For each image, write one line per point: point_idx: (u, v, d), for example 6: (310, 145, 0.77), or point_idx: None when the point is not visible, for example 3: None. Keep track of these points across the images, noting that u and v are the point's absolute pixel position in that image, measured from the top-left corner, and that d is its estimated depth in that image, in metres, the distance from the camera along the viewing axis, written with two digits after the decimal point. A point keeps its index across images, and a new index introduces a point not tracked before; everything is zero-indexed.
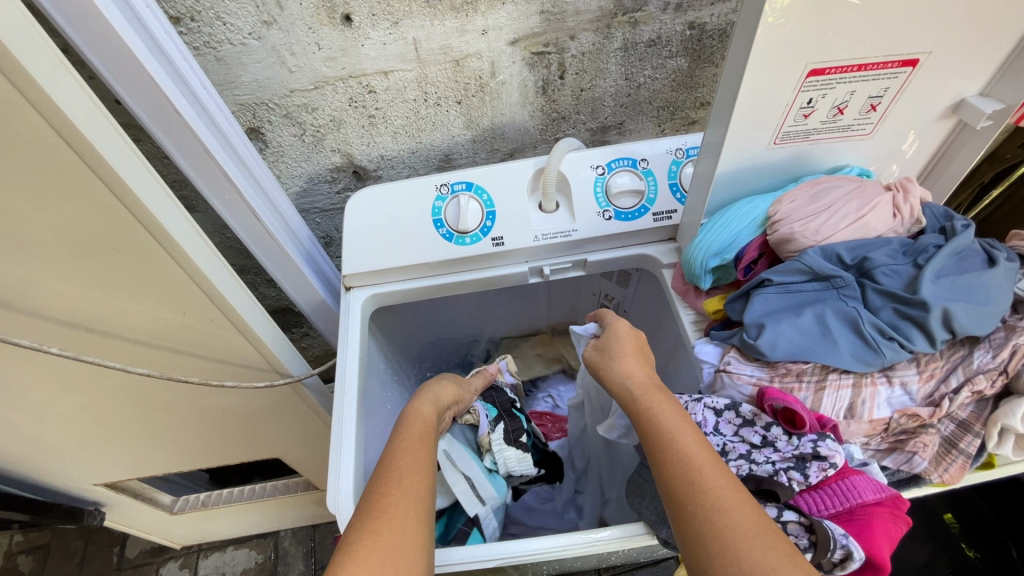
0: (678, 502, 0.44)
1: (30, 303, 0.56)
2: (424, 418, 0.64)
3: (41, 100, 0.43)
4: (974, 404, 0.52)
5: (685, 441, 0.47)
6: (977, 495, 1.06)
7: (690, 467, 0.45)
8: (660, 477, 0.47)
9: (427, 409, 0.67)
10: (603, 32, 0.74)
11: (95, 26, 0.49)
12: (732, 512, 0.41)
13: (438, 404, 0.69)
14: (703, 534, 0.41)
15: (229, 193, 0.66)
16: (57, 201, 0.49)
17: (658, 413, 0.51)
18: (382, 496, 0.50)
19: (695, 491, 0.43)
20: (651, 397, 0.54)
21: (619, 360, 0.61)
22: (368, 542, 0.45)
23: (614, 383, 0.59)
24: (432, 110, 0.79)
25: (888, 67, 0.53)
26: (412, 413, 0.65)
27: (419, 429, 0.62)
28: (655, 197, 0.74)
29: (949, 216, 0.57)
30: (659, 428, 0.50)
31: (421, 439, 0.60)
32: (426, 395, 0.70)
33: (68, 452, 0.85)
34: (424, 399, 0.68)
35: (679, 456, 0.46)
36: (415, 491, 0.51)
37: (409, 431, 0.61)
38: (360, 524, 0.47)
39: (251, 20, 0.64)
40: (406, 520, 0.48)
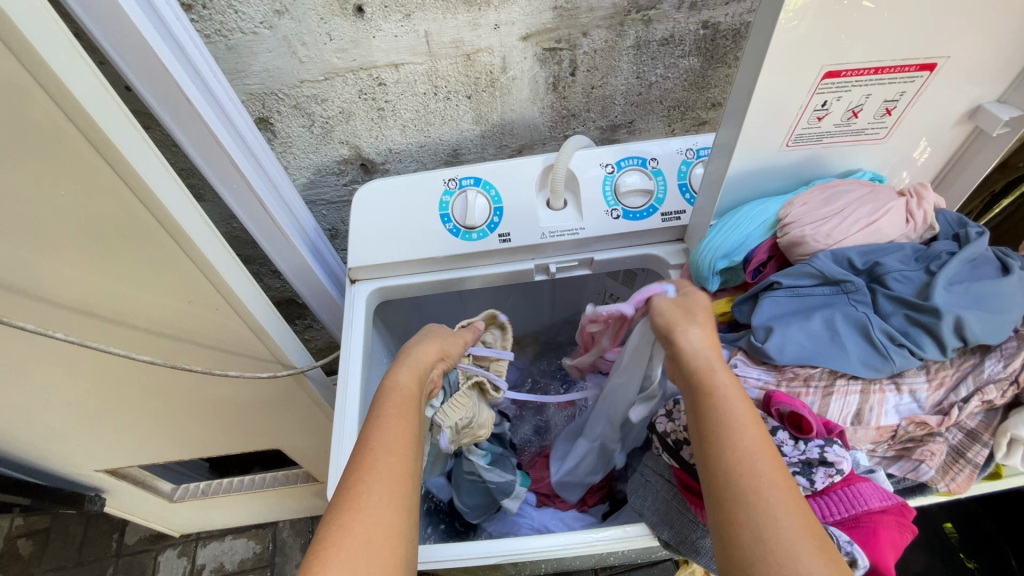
0: (732, 491, 0.41)
1: (37, 288, 0.56)
2: (402, 389, 0.57)
3: (53, 86, 0.43)
4: (983, 413, 0.52)
5: (749, 426, 0.44)
6: (979, 505, 1.05)
7: (755, 457, 0.42)
8: (714, 457, 0.43)
9: (407, 379, 0.59)
10: (616, 29, 0.74)
11: (109, 13, 0.49)
12: (795, 514, 0.39)
13: (418, 370, 0.61)
14: (756, 530, 0.39)
15: (237, 182, 0.66)
16: (66, 185, 0.49)
17: (721, 389, 0.47)
18: (356, 482, 0.48)
19: (756, 484, 0.41)
20: (717, 371, 0.49)
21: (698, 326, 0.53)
22: (336, 539, 0.44)
23: (688, 349, 0.52)
24: (441, 104, 0.79)
25: (905, 71, 0.52)
26: (392, 383, 0.58)
27: (397, 402, 0.56)
28: (664, 196, 0.73)
29: (963, 223, 0.57)
30: (721, 405, 0.46)
31: (402, 413, 0.55)
32: (406, 360, 0.61)
33: (70, 437, 0.85)
34: (400, 365, 0.60)
35: (742, 442, 0.43)
36: (395, 478, 0.49)
37: (389, 406, 0.55)
38: (331, 517, 0.46)
39: (263, 9, 0.63)
40: (378, 509, 0.47)
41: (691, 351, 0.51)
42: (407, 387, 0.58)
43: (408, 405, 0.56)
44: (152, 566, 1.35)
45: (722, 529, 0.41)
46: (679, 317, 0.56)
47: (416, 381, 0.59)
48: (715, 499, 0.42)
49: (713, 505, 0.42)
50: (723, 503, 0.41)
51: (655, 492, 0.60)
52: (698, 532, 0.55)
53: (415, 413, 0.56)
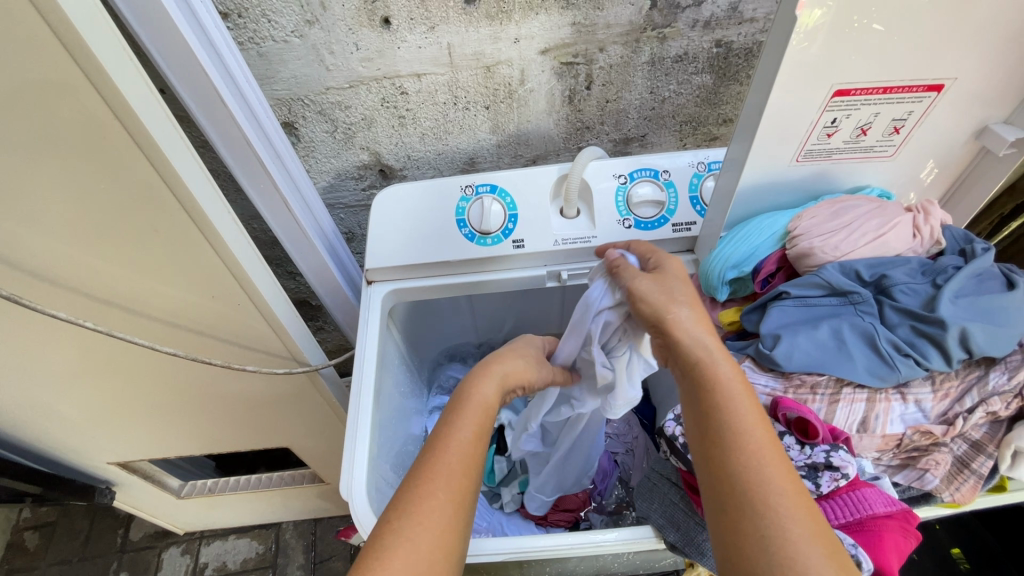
0: (741, 498, 0.42)
1: (71, 279, 0.59)
2: (488, 405, 0.58)
3: (104, 87, 0.46)
4: (988, 425, 0.52)
5: (756, 427, 0.45)
6: (980, 521, 1.10)
7: (761, 461, 0.43)
8: (721, 461, 0.44)
9: (487, 393, 0.59)
10: (631, 45, 0.76)
11: (158, 20, 0.52)
12: (806, 522, 0.40)
13: (501, 384, 0.61)
14: (762, 534, 0.40)
15: (264, 182, 0.69)
16: (106, 180, 0.52)
17: (727, 386, 0.47)
18: (426, 495, 0.49)
19: (764, 490, 0.42)
20: (721, 363, 0.49)
21: (690, 309, 0.53)
22: (401, 554, 0.45)
23: (682, 334, 0.51)
24: (460, 114, 0.81)
25: (912, 91, 0.54)
26: (477, 397, 0.58)
27: (480, 415, 0.57)
28: (675, 208, 0.75)
29: (969, 239, 0.58)
30: (727, 405, 0.46)
31: (482, 431, 0.56)
32: (488, 373, 0.61)
33: (86, 428, 0.87)
34: (489, 378, 0.61)
35: (749, 446, 0.44)
36: (462, 501, 0.50)
37: (468, 421, 0.55)
38: (400, 530, 0.46)
39: (295, 19, 0.66)
40: (440, 531, 0.47)
41: (685, 339, 0.51)
42: (489, 402, 0.58)
43: (486, 423, 0.57)
44: (155, 563, 1.36)
45: (727, 535, 0.42)
46: (665, 297, 0.54)
47: (497, 397, 0.59)
48: (720, 502, 0.43)
49: (718, 510, 0.43)
50: (730, 507, 0.42)
51: (663, 496, 0.61)
52: (705, 534, 0.56)
53: (491, 432, 0.57)
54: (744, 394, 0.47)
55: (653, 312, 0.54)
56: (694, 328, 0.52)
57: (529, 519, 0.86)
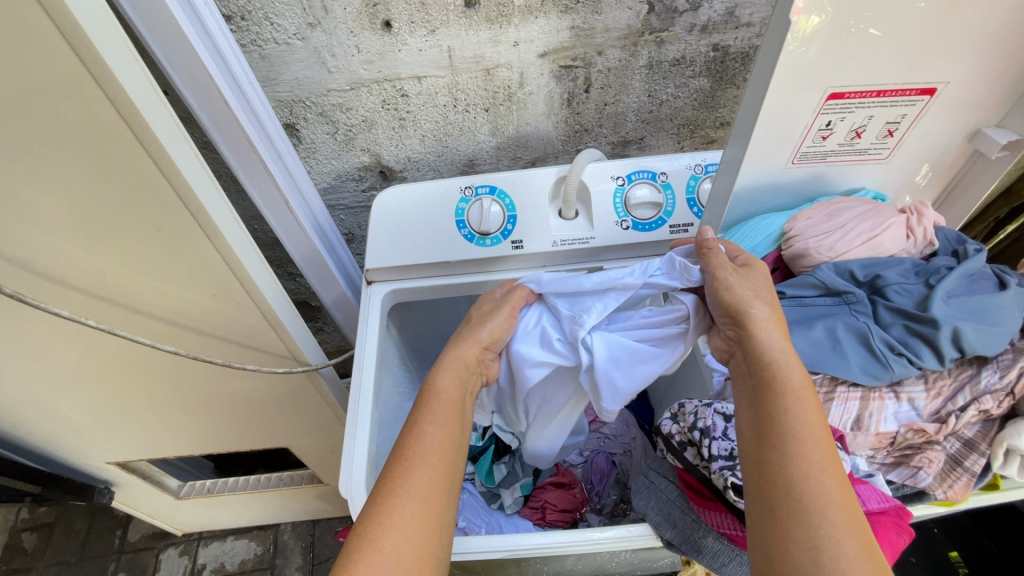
0: (793, 506, 0.43)
1: (74, 278, 0.60)
2: (444, 397, 0.59)
3: (111, 89, 0.47)
4: (980, 424, 0.53)
5: (819, 440, 0.45)
6: (971, 520, 1.12)
7: (820, 474, 0.44)
8: (777, 466, 0.45)
9: (448, 386, 0.60)
10: (629, 48, 0.77)
11: (163, 22, 0.53)
12: (858, 540, 0.41)
13: (460, 374, 0.62)
14: (811, 541, 0.41)
15: (266, 183, 0.70)
16: (111, 180, 0.52)
17: (796, 394, 0.47)
18: (388, 494, 0.50)
19: (818, 503, 0.42)
20: (793, 371, 0.49)
21: (767, 306, 0.53)
22: (366, 553, 0.47)
23: (759, 333, 0.51)
24: (460, 116, 0.82)
25: (906, 94, 0.55)
26: (435, 391, 0.60)
27: (438, 409, 0.58)
28: (672, 209, 0.76)
29: (961, 240, 0.59)
30: (792, 413, 0.46)
31: (443, 424, 0.57)
32: (445, 364, 0.62)
33: (86, 427, 0.88)
34: (441, 369, 0.62)
35: (809, 456, 0.44)
36: (430, 494, 0.51)
37: (430, 416, 0.57)
38: (362, 530, 0.48)
39: (297, 22, 0.67)
40: (409, 526, 0.49)
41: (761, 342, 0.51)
42: (449, 394, 0.60)
43: (449, 416, 0.58)
44: (153, 563, 1.36)
45: (773, 537, 0.43)
46: (745, 291, 0.54)
47: (456, 388, 0.61)
48: (770, 502, 0.44)
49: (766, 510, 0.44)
50: (778, 508, 0.43)
51: (660, 494, 0.61)
52: (702, 533, 0.56)
53: (455, 422, 0.58)
54: (812, 404, 0.47)
55: (733, 305, 0.54)
56: (771, 334, 0.52)
57: (526, 517, 0.85)
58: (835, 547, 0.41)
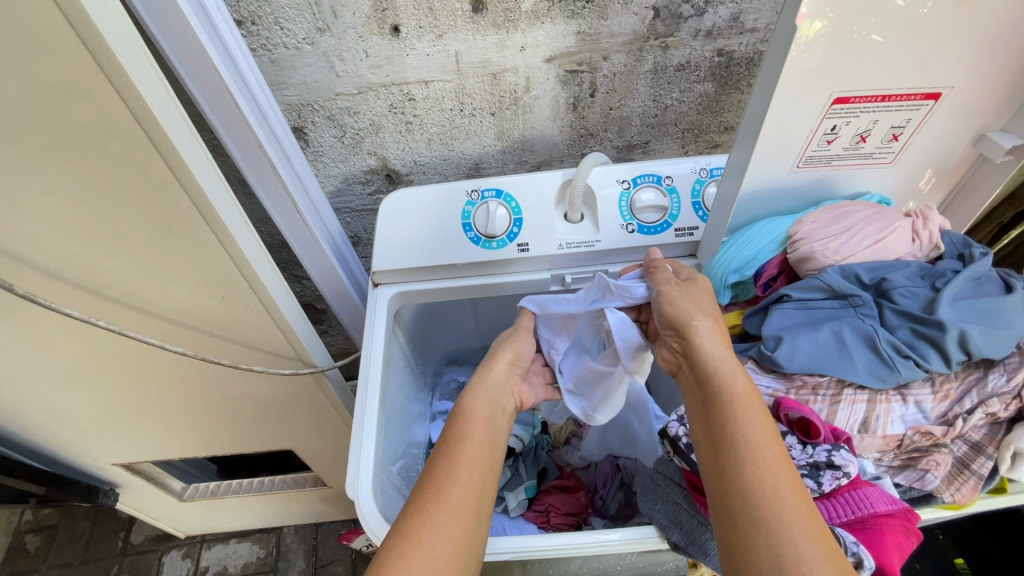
0: (752, 513, 0.43)
1: (85, 278, 0.61)
2: (478, 415, 0.61)
3: (127, 92, 0.47)
4: (988, 426, 0.53)
5: (768, 443, 0.46)
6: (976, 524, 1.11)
7: (773, 478, 0.44)
8: (732, 474, 0.45)
9: (481, 410, 0.63)
10: (635, 53, 0.78)
11: (177, 27, 0.54)
12: (818, 543, 0.41)
13: (492, 401, 0.65)
14: (770, 547, 0.41)
15: (274, 185, 0.70)
16: (123, 182, 0.53)
17: (740, 400, 0.48)
18: (418, 511, 0.51)
19: (774, 507, 0.42)
20: (737, 378, 0.50)
21: (706, 319, 0.55)
22: (396, 567, 0.46)
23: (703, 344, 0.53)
24: (466, 120, 0.83)
25: (911, 99, 0.55)
26: (467, 411, 0.62)
27: (472, 426, 0.60)
28: (678, 213, 0.76)
29: (967, 244, 0.59)
30: (741, 420, 0.47)
31: (476, 442, 0.58)
32: (479, 387, 0.65)
33: (93, 427, 0.88)
34: (478, 390, 0.65)
35: (762, 461, 0.45)
36: (461, 510, 0.52)
37: (465, 438, 0.59)
38: (393, 544, 0.48)
39: (307, 26, 0.68)
40: (439, 542, 0.49)
41: (705, 353, 0.53)
42: (483, 418, 0.62)
43: (482, 435, 0.60)
44: (156, 566, 1.36)
45: (738, 548, 0.42)
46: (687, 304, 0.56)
47: (488, 411, 0.63)
48: (727, 514, 0.44)
49: (724, 521, 0.44)
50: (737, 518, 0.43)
51: (666, 496, 0.61)
52: (708, 534, 0.56)
53: (487, 442, 0.60)
54: (757, 409, 0.48)
55: (676, 315, 0.56)
56: (712, 342, 0.53)
57: (530, 521, 0.86)
58: (794, 549, 0.40)
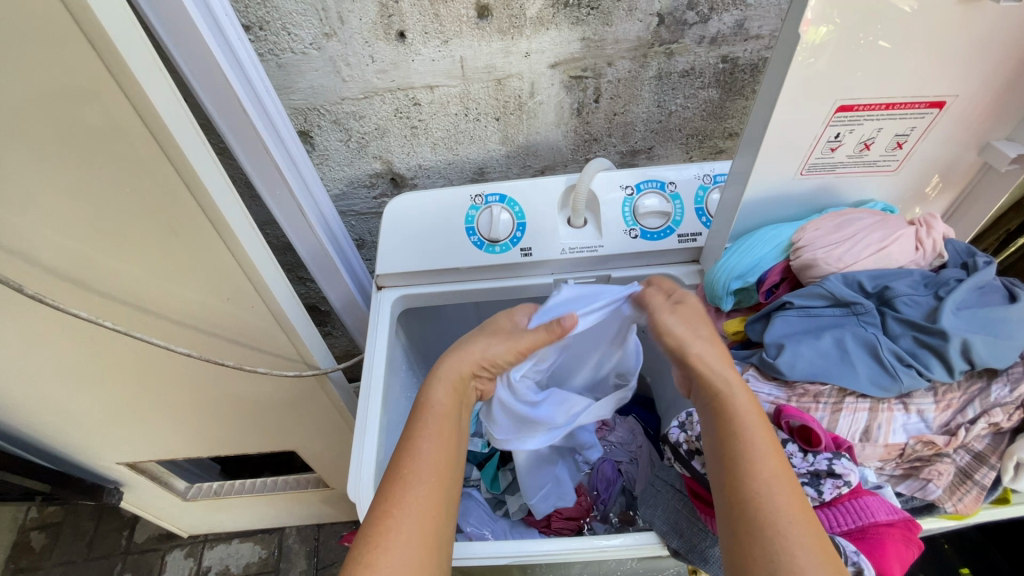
0: (752, 524, 0.44)
1: (93, 280, 0.62)
2: (437, 408, 0.59)
3: (137, 96, 0.48)
4: (991, 437, 0.53)
5: (768, 456, 0.47)
6: (981, 534, 1.11)
7: (773, 491, 0.45)
8: (733, 487, 0.46)
9: (442, 398, 0.60)
10: (639, 60, 0.78)
11: (186, 31, 0.55)
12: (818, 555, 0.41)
13: (455, 386, 0.63)
14: (771, 556, 0.42)
15: (280, 189, 0.71)
16: (131, 184, 0.54)
17: (742, 416, 0.50)
18: (385, 515, 0.50)
19: (775, 518, 0.43)
20: (739, 395, 0.51)
21: (704, 343, 0.57)
22: None
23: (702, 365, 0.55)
24: (471, 125, 0.83)
25: (915, 107, 0.56)
26: (430, 404, 0.59)
27: (433, 423, 0.58)
28: (681, 219, 0.76)
29: (972, 252, 0.59)
30: (743, 435, 0.48)
31: (439, 439, 0.57)
32: (439, 375, 0.63)
33: (98, 426, 0.89)
34: (437, 381, 0.62)
35: (761, 472, 0.46)
36: (426, 509, 0.51)
37: (423, 428, 0.57)
38: (357, 555, 0.48)
39: (314, 32, 0.69)
40: (405, 548, 0.48)
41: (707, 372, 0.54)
42: (442, 406, 0.60)
43: (444, 428, 0.58)
44: (159, 565, 1.36)
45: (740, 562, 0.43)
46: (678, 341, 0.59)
47: (449, 399, 0.61)
48: (730, 527, 0.45)
49: (729, 532, 0.45)
50: (742, 531, 0.44)
51: (666, 502, 0.61)
52: (708, 541, 0.56)
53: (452, 437, 0.58)
54: (761, 423, 0.49)
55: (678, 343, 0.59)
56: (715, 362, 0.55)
57: (532, 527, 0.86)
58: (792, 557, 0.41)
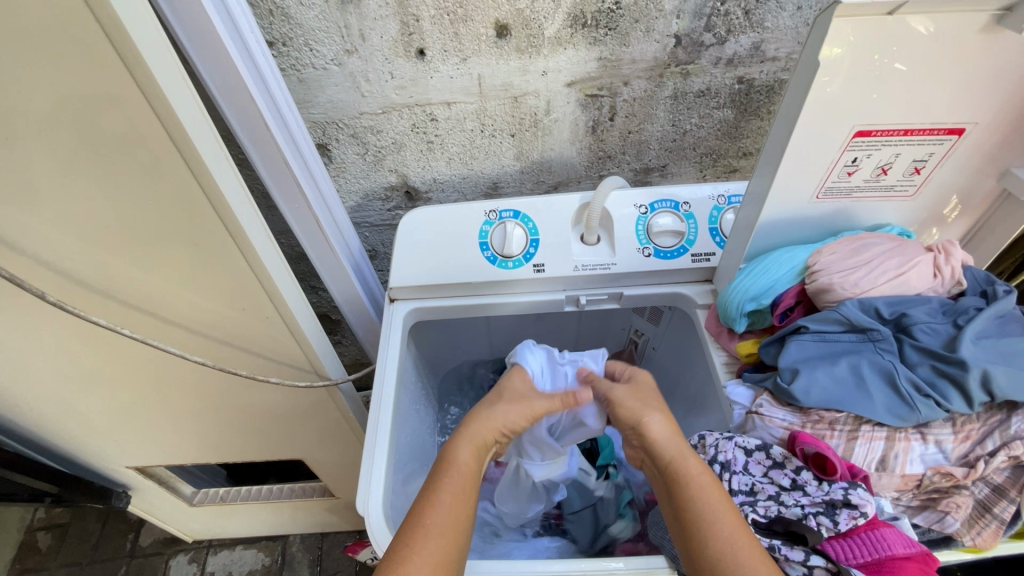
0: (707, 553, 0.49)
1: (112, 287, 0.63)
2: (461, 465, 0.62)
3: (164, 110, 0.49)
4: (1010, 470, 0.52)
5: (713, 497, 0.52)
6: (999, 567, 1.08)
7: (723, 521, 0.50)
8: (690, 528, 0.51)
9: (466, 454, 0.63)
10: (655, 80, 0.79)
11: (213, 48, 0.56)
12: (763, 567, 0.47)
13: (478, 446, 0.65)
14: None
15: (298, 202, 0.72)
16: (155, 195, 0.55)
17: (685, 468, 0.56)
18: (402, 560, 0.51)
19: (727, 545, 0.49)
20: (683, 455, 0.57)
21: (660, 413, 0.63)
22: None
23: (652, 433, 0.61)
24: (487, 141, 0.84)
25: (934, 134, 0.55)
26: (455, 461, 0.62)
27: (455, 479, 0.60)
28: (694, 239, 0.76)
29: (991, 281, 0.58)
30: (688, 481, 0.54)
31: (458, 494, 0.59)
32: (464, 437, 0.65)
33: (109, 431, 0.90)
34: (461, 440, 0.65)
35: (711, 508, 0.51)
36: (443, 556, 0.53)
37: (443, 486, 0.59)
38: None
39: (336, 48, 0.70)
40: None
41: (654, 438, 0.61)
42: (467, 465, 0.62)
43: (465, 486, 0.60)
44: (162, 569, 1.36)
45: None
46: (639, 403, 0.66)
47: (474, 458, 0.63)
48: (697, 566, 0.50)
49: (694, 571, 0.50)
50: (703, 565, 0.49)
51: None
52: None
53: (469, 493, 0.60)
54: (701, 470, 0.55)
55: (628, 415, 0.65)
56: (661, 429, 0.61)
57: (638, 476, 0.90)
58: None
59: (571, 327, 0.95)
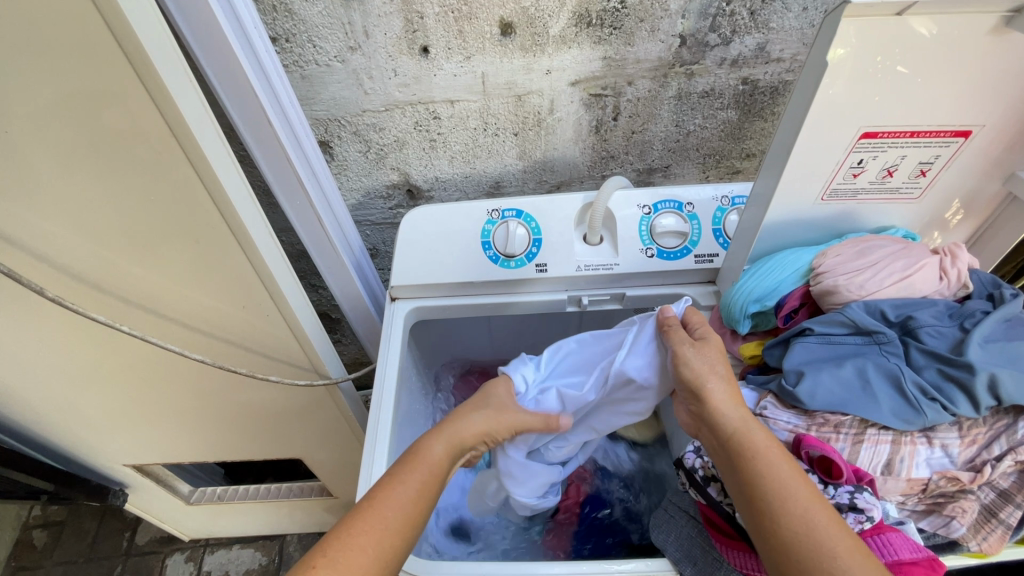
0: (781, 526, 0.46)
1: (110, 283, 0.62)
2: (431, 460, 0.59)
3: (166, 105, 0.49)
4: (1017, 474, 0.51)
5: (781, 468, 0.49)
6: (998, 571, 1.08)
7: (795, 492, 0.47)
8: (758, 500, 0.48)
9: (438, 449, 0.60)
10: (659, 80, 0.78)
11: (216, 43, 0.56)
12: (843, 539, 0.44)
13: (455, 445, 0.62)
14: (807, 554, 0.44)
15: (300, 199, 0.72)
16: (156, 191, 0.55)
17: (747, 439, 0.51)
18: (340, 546, 0.49)
19: (803, 518, 0.45)
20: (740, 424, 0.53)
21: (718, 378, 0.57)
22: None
23: (710, 403, 0.55)
24: (489, 139, 0.84)
25: (940, 136, 0.55)
26: (426, 455, 0.59)
27: (421, 474, 0.57)
28: (698, 239, 0.76)
29: (997, 284, 0.58)
30: (751, 452, 0.50)
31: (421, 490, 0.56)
32: (442, 432, 0.62)
33: (106, 428, 0.89)
34: (438, 434, 0.62)
35: (781, 481, 0.48)
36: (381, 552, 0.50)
37: (409, 477, 0.56)
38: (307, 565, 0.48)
39: (339, 45, 0.70)
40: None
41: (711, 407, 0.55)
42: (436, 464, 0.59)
43: (428, 483, 0.57)
44: (159, 568, 1.36)
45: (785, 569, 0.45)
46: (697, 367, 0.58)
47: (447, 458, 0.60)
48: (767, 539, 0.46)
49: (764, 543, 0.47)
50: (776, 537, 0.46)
51: (681, 530, 0.60)
52: (722, 571, 0.55)
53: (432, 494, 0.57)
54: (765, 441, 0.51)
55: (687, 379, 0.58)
56: (722, 399, 0.55)
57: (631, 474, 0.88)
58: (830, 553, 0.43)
59: (573, 328, 0.94)
